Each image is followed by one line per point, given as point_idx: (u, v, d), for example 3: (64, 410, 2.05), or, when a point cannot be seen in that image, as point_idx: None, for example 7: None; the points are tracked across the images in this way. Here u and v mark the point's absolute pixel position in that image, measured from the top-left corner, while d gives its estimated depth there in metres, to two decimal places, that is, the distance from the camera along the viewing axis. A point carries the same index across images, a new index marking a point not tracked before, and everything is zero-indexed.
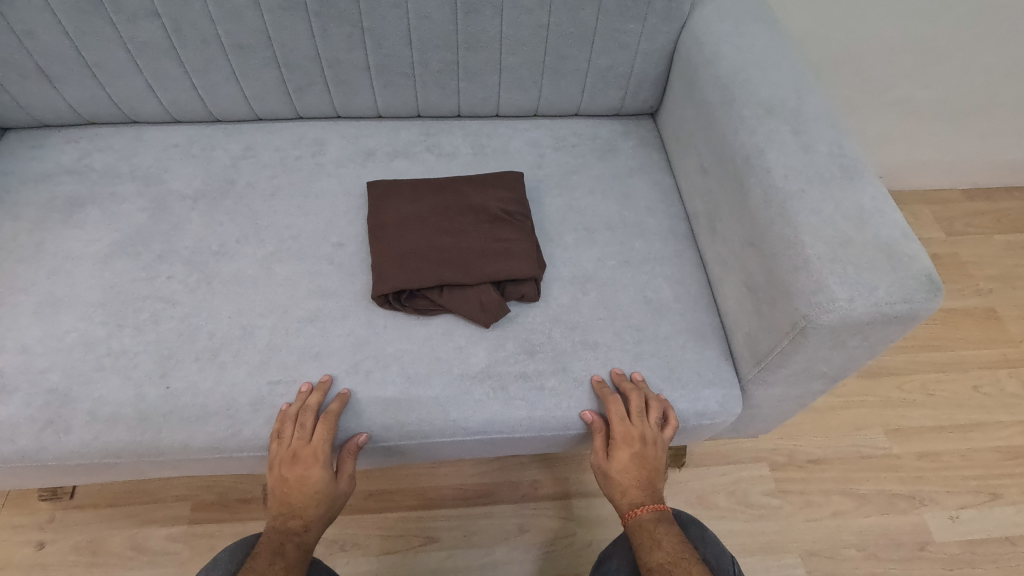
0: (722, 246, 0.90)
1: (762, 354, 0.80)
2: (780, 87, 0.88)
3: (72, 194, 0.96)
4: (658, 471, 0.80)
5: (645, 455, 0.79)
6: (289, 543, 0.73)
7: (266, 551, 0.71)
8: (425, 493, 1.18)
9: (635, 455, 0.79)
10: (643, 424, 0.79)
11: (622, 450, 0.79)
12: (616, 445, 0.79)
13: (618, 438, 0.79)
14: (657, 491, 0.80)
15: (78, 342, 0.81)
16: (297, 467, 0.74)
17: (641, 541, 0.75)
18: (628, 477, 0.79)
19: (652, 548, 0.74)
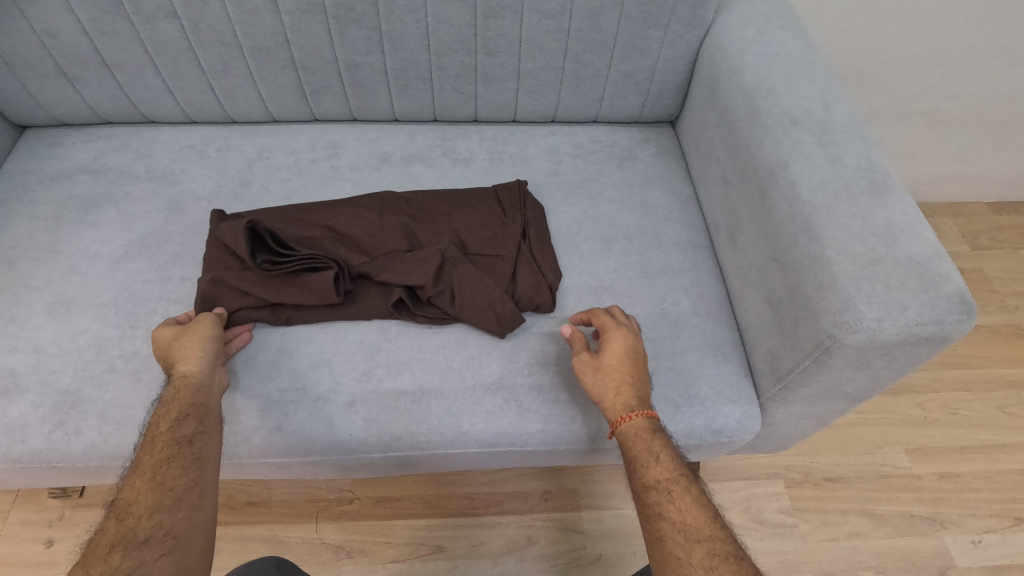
0: (743, 259, 0.87)
1: (784, 372, 0.78)
2: (806, 97, 0.85)
3: (88, 193, 0.96)
4: (646, 377, 0.77)
5: (633, 353, 0.77)
6: (178, 386, 0.70)
7: (166, 405, 0.68)
8: (434, 501, 1.16)
9: (626, 351, 0.77)
10: (629, 325, 0.81)
11: (617, 340, 0.77)
12: (609, 338, 0.78)
13: (610, 331, 0.78)
14: (646, 397, 0.75)
15: (91, 344, 0.81)
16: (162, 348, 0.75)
17: (635, 453, 0.70)
18: (622, 373, 0.75)
19: (648, 461, 0.68)
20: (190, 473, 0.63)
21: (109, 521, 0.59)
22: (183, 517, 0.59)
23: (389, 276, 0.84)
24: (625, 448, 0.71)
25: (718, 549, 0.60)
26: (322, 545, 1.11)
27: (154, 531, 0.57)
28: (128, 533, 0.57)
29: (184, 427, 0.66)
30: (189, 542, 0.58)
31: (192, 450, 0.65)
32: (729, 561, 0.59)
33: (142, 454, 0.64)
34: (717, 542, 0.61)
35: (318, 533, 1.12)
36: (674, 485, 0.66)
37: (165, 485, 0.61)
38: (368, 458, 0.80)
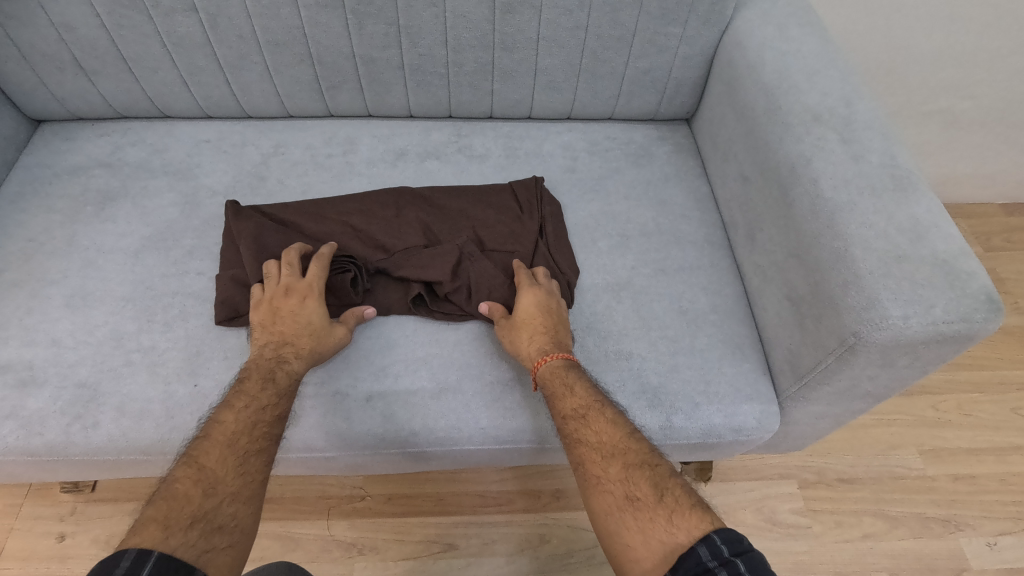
0: (762, 257, 0.87)
1: (805, 370, 0.77)
2: (827, 94, 0.85)
3: (104, 187, 0.96)
4: (564, 324, 0.81)
5: (547, 302, 0.81)
6: (281, 371, 0.73)
7: (272, 393, 0.71)
8: (446, 498, 1.16)
9: (540, 303, 0.80)
10: (544, 279, 0.85)
11: (528, 293, 0.81)
12: (522, 292, 0.82)
13: (523, 286, 0.82)
14: (564, 344, 0.79)
15: (108, 337, 0.81)
16: (292, 299, 0.77)
17: (550, 390, 0.74)
18: (534, 322, 0.79)
19: (561, 395, 0.73)
20: (268, 472, 0.66)
21: (191, 488, 0.60)
22: (249, 516, 0.61)
23: (405, 272, 0.83)
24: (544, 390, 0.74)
25: (631, 459, 0.65)
26: (334, 542, 1.11)
27: (229, 519, 0.60)
28: (209, 510, 0.59)
29: (276, 426, 0.70)
30: (251, 539, 0.60)
31: (271, 447, 0.68)
32: (643, 468, 0.64)
33: (224, 424, 0.67)
34: (631, 452, 0.66)
35: (329, 530, 1.12)
36: (591, 410, 0.70)
37: (248, 475, 0.64)
38: (384, 454, 0.80)
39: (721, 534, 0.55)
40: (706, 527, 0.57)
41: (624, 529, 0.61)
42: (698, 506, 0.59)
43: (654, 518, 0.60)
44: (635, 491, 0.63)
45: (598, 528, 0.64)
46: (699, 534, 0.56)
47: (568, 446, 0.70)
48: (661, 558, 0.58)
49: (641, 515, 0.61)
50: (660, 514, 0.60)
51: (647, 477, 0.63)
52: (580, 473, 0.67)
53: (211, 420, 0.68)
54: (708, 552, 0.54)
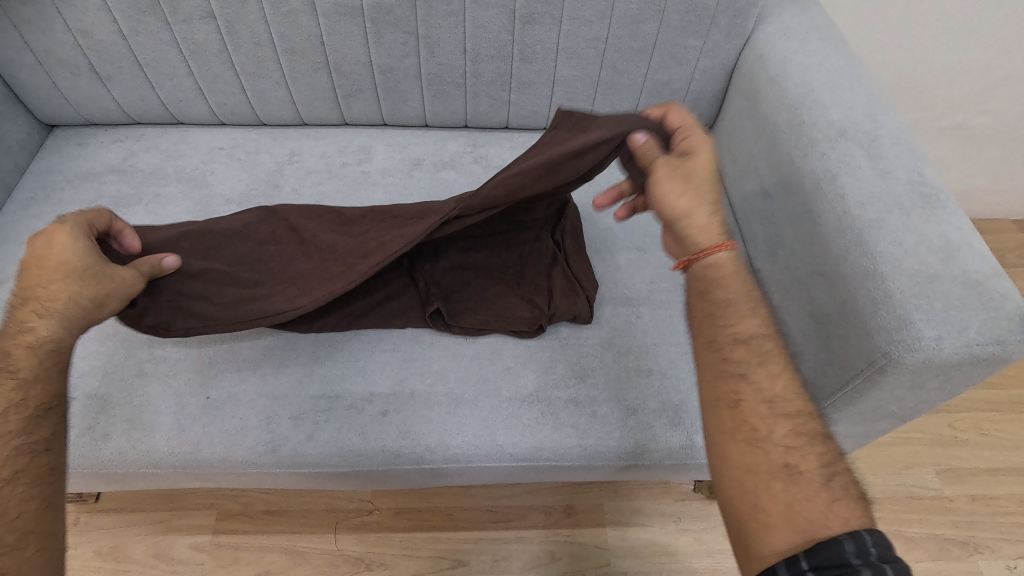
0: (784, 273, 0.85)
1: (830, 391, 0.76)
2: (851, 109, 0.84)
3: (116, 193, 0.95)
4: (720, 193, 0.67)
5: (718, 170, 0.64)
6: (18, 350, 0.61)
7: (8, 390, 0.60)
8: (454, 513, 1.14)
9: (713, 162, 0.64)
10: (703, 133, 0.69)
11: (702, 149, 0.65)
12: (693, 147, 0.65)
13: (694, 140, 0.65)
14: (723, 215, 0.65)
15: (120, 346, 0.79)
16: (42, 242, 0.64)
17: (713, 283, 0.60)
18: (710, 184, 0.63)
19: (740, 310, 0.59)
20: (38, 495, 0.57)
21: None
22: (39, 549, 0.54)
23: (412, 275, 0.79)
24: (702, 286, 0.61)
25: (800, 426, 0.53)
26: (341, 557, 1.09)
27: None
28: None
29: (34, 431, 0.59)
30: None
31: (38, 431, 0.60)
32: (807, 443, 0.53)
33: None
34: (809, 420, 0.54)
35: (337, 544, 1.10)
36: (771, 352, 0.57)
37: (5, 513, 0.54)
38: (398, 471, 0.78)
39: (872, 535, 0.47)
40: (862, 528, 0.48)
41: (762, 491, 0.51)
42: (866, 505, 0.50)
43: (813, 499, 0.49)
44: (797, 463, 0.51)
45: (726, 475, 0.53)
46: (853, 529, 0.47)
47: (722, 372, 0.56)
48: (797, 537, 0.48)
49: (793, 487, 0.50)
50: (819, 495, 0.50)
51: (816, 449, 0.53)
52: (729, 409, 0.55)
53: None
54: (852, 547, 0.46)
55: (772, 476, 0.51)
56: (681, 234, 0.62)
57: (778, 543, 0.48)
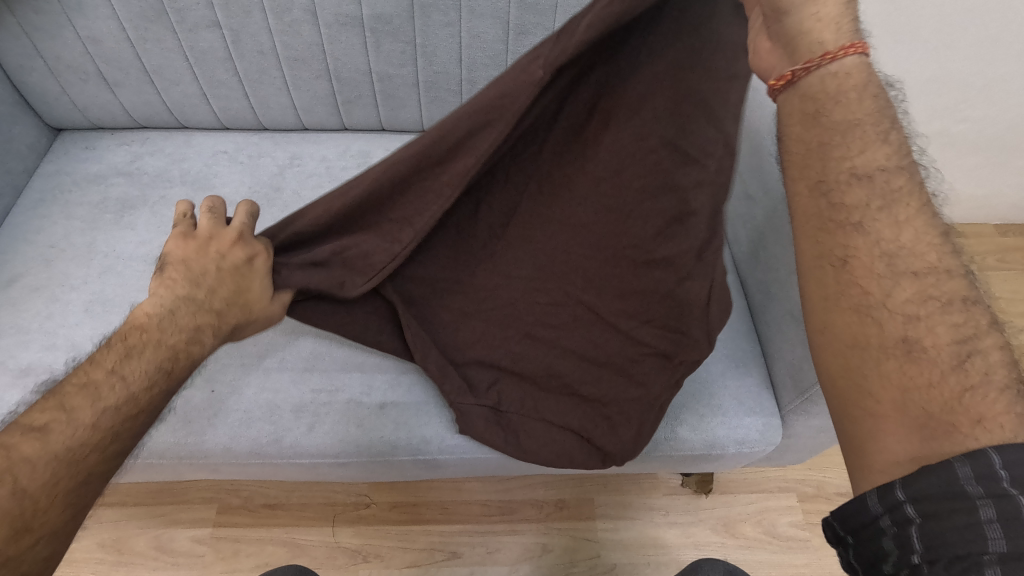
0: (765, 274, 0.89)
1: (806, 385, 0.80)
2: None
3: (123, 195, 0.98)
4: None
5: None
6: None
7: None
8: (449, 506, 1.17)
9: None
10: None
11: None
12: None
13: None
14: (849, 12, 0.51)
15: None
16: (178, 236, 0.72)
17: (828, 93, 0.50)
18: None
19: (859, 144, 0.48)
20: None
21: None
22: None
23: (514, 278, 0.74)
24: (809, 108, 0.51)
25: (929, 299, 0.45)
26: (339, 549, 1.12)
27: None
28: None
29: None
30: None
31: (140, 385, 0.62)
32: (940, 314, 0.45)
33: None
34: (943, 281, 0.44)
35: (334, 537, 1.13)
36: (903, 191, 0.47)
37: None
38: (394, 461, 0.81)
39: (1006, 453, 0.39)
40: (996, 442, 0.40)
41: (876, 377, 0.45)
42: (1010, 396, 0.41)
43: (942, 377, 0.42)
44: (920, 337, 0.43)
45: (829, 350, 0.48)
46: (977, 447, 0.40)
47: (835, 220, 0.48)
48: (915, 436, 0.42)
49: (911, 368, 0.43)
50: (947, 379, 0.42)
51: (950, 318, 0.43)
52: (835, 267, 0.48)
53: None
54: (967, 470, 0.39)
55: (886, 354, 0.44)
56: (796, 33, 0.50)
57: (895, 445, 0.43)
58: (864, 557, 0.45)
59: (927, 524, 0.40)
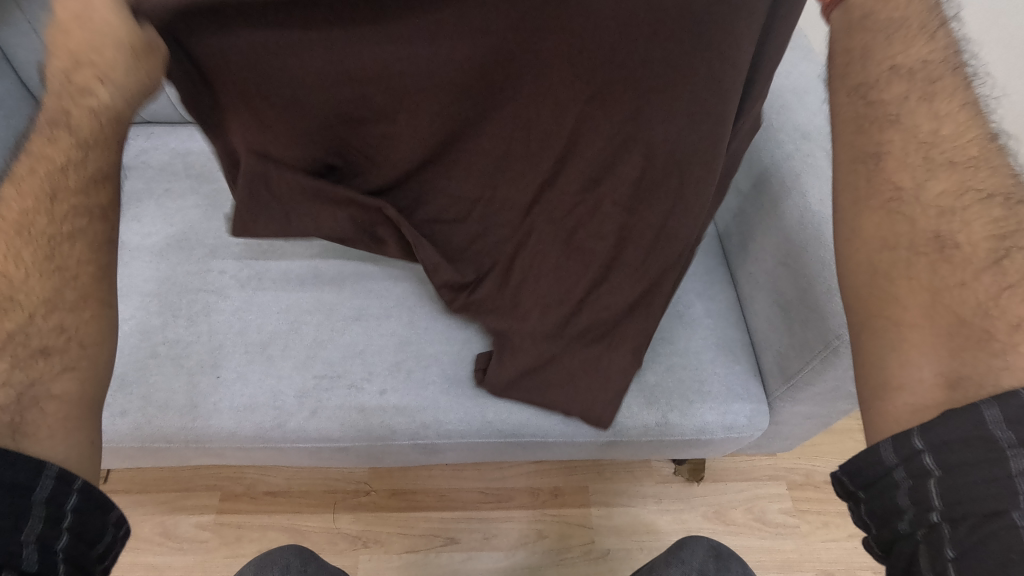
0: (754, 265, 0.92)
1: (792, 372, 0.83)
2: (816, 113, 0.90)
3: (129, 188, 1.01)
4: None
5: None
6: None
7: None
8: (447, 494, 1.20)
9: None
10: None
11: None
12: None
13: None
14: None
15: (134, 330, 0.85)
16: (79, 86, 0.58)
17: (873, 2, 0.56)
18: None
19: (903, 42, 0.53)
20: None
21: None
22: None
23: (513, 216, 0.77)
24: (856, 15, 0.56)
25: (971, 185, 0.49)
26: (339, 535, 1.15)
27: None
28: None
29: None
30: None
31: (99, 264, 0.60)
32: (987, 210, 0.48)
33: None
34: (983, 173, 0.48)
35: (335, 523, 1.16)
36: (943, 85, 0.51)
37: None
38: (394, 445, 0.85)
39: None
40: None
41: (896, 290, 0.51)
42: None
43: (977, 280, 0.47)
44: (952, 233, 0.49)
45: (862, 253, 0.54)
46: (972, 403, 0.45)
47: (872, 118, 0.54)
48: (943, 343, 0.48)
49: (942, 267, 0.49)
50: (979, 277, 0.47)
51: (989, 214, 0.47)
52: (868, 169, 0.54)
53: None
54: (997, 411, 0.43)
55: (918, 253, 0.50)
56: None
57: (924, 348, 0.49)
58: (876, 507, 0.50)
59: (949, 475, 0.45)
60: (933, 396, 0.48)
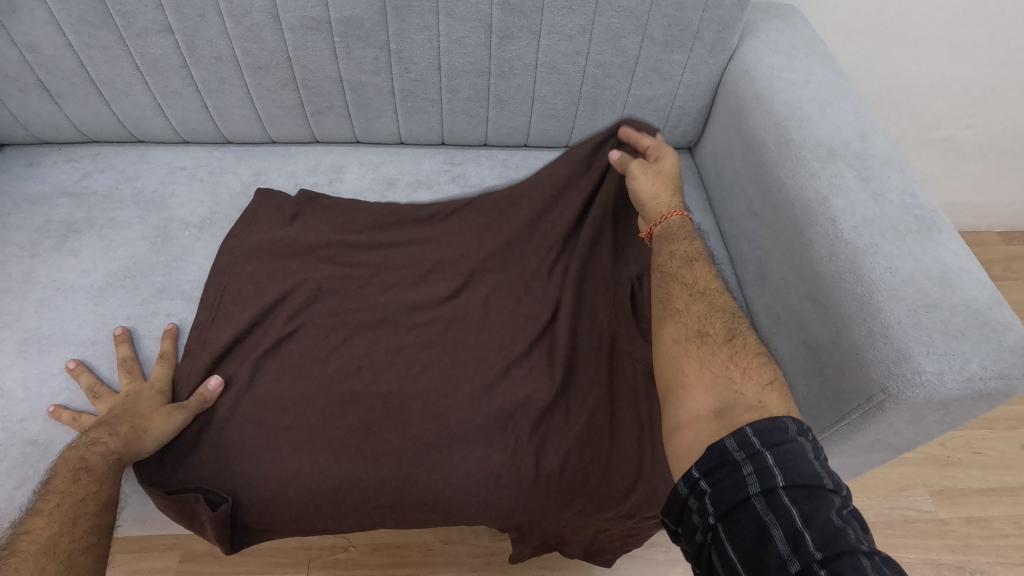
0: (774, 298, 0.82)
1: (824, 424, 0.72)
2: (841, 126, 0.81)
3: (67, 218, 0.89)
4: None
5: None
6: None
7: None
8: (437, 548, 1.08)
9: None
10: None
11: None
12: None
13: None
14: None
15: (63, 387, 0.74)
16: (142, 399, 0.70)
17: (669, 237, 0.75)
18: None
19: (679, 239, 0.75)
20: None
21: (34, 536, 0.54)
22: None
23: (453, 313, 0.80)
24: None
25: (716, 303, 0.66)
26: None
27: None
28: None
29: None
30: None
31: (103, 543, 0.58)
32: (713, 290, 0.68)
33: None
34: (750, 360, 0.58)
35: None
36: (718, 290, 0.68)
37: None
38: (354, 520, 0.73)
39: (756, 427, 0.50)
40: (758, 415, 0.53)
41: (726, 391, 0.56)
42: (767, 391, 0.55)
43: (710, 357, 0.60)
44: (736, 383, 0.56)
45: (681, 361, 0.61)
46: (780, 414, 0.51)
47: (737, 344, 0.60)
48: (711, 399, 0.56)
49: (712, 380, 0.58)
50: (702, 422, 0.55)
51: (749, 378, 0.57)
52: (693, 335, 0.63)
53: (26, 532, 0.55)
54: (734, 443, 0.50)
55: (716, 378, 0.58)
56: None
57: (697, 401, 0.57)
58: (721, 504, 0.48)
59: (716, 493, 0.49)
60: (704, 426, 0.55)
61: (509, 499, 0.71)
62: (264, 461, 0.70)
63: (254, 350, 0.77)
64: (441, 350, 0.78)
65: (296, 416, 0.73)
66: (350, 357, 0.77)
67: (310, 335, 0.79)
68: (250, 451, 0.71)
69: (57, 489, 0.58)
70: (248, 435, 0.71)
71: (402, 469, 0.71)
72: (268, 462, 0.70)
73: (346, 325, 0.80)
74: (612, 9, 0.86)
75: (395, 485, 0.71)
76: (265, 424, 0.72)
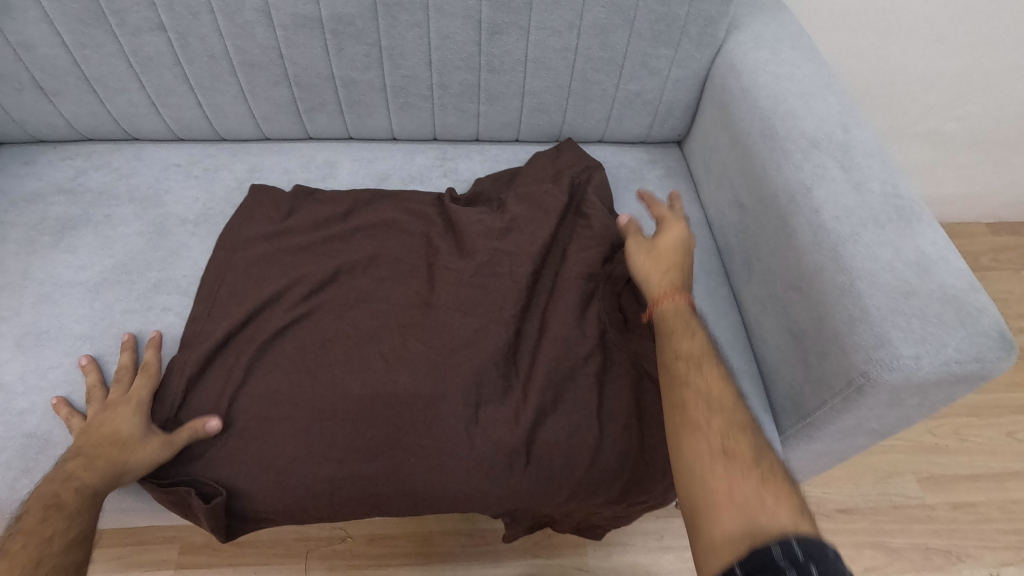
0: (760, 288, 0.84)
1: (808, 409, 0.74)
2: (824, 119, 0.82)
3: (64, 215, 0.90)
4: None
5: None
6: None
7: None
8: (433, 538, 1.10)
9: None
10: None
11: None
12: None
13: None
14: None
15: (62, 380, 0.75)
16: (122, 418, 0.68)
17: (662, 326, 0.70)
18: None
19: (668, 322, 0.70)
20: None
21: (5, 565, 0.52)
22: None
23: (444, 305, 0.81)
24: None
25: (716, 393, 0.60)
26: None
27: None
28: None
29: None
30: None
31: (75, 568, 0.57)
32: (711, 376, 0.62)
33: None
34: (761, 460, 0.53)
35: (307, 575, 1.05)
36: (713, 376, 0.62)
37: None
38: (348, 507, 0.74)
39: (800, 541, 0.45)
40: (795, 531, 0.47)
41: (754, 503, 0.49)
42: (789, 495, 0.50)
43: (730, 462, 0.53)
44: (763, 491, 0.50)
45: (697, 466, 0.54)
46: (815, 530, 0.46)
47: (745, 445, 0.55)
48: (742, 515, 0.49)
49: (735, 492, 0.51)
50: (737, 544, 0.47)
51: (768, 482, 0.51)
52: (698, 434, 0.56)
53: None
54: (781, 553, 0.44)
55: (735, 486, 0.51)
56: None
57: (725, 520, 0.49)
58: None
59: None
60: (740, 548, 0.47)
61: (499, 485, 0.73)
62: (260, 451, 0.72)
63: (250, 343, 0.78)
64: (433, 342, 0.79)
65: (289, 407, 0.74)
66: (342, 349, 0.79)
67: (304, 328, 0.80)
68: (246, 443, 0.72)
69: (29, 525, 0.57)
70: (245, 426, 0.73)
71: (393, 458, 0.73)
72: (265, 452, 0.72)
73: (340, 318, 0.81)
74: (599, 5, 0.87)
75: (387, 474, 0.72)
76: (260, 417, 0.73)
